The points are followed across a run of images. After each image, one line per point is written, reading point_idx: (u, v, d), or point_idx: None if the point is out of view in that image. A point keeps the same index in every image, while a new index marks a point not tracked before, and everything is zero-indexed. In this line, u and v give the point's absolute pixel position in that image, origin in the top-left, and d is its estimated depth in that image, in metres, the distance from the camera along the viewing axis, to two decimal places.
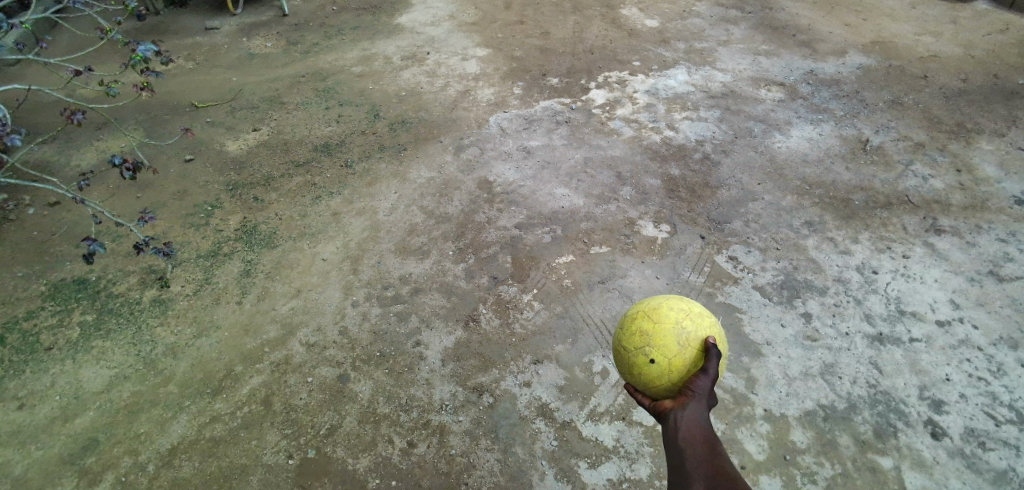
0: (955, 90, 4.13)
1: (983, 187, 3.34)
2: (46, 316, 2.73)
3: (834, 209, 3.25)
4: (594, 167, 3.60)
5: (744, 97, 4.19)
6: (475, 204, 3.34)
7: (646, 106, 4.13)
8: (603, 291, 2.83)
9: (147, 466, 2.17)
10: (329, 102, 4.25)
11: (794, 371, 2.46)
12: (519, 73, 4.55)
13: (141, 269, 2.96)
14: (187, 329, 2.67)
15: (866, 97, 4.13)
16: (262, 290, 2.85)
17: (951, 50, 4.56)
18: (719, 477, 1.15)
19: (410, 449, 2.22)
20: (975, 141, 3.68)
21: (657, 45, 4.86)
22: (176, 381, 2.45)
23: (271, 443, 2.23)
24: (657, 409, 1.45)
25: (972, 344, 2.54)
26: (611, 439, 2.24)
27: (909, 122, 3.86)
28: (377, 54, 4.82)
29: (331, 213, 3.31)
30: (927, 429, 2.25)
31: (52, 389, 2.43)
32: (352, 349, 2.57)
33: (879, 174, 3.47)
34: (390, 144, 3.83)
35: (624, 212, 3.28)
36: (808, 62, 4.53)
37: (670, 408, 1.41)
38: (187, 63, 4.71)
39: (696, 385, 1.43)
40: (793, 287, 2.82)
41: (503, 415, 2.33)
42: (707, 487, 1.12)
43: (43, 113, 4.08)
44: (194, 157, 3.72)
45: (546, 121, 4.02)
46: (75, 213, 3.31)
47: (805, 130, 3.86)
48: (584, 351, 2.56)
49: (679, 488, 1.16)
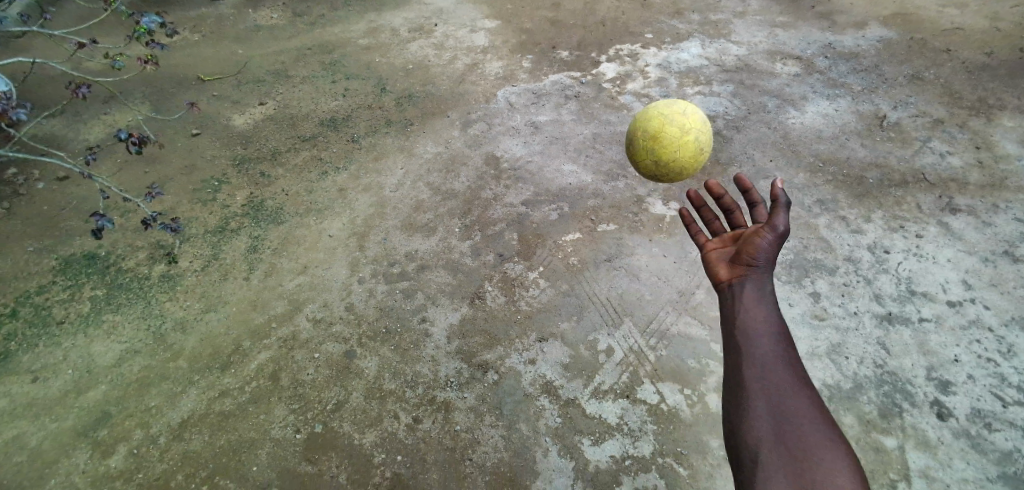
0: (979, 64, 3.98)
1: (1003, 165, 3.25)
2: (58, 291, 2.76)
3: (848, 188, 3.18)
4: (603, 143, 3.54)
5: (759, 71, 4.08)
6: (482, 180, 3.31)
7: (658, 80, 4.03)
8: (609, 270, 2.81)
9: (158, 439, 2.22)
10: (335, 76, 4.19)
11: (800, 351, 2.44)
12: (528, 46, 4.45)
13: (149, 245, 2.98)
14: (195, 304, 2.70)
15: (885, 71, 4.00)
16: (269, 266, 2.87)
17: (977, 22, 4.39)
18: (782, 412, 1.26)
19: (415, 424, 2.25)
20: (997, 118, 3.56)
21: (671, 16, 4.72)
22: (186, 356, 2.49)
23: (279, 417, 2.27)
24: (716, 281, 1.60)
25: (983, 324, 2.51)
26: (614, 416, 2.26)
27: (930, 98, 3.74)
28: (384, 26, 4.73)
29: (337, 188, 3.29)
30: (933, 409, 2.24)
31: (65, 362, 2.48)
32: (358, 326, 2.59)
33: (896, 151, 3.39)
34: (397, 119, 3.79)
35: (632, 189, 3.23)
36: (827, 34, 4.39)
37: (729, 281, 1.56)
38: (192, 35, 4.65)
39: (753, 255, 1.54)
40: (802, 266, 2.78)
41: (507, 392, 2.34)
42: (771, 424, 1.25)
43: (50, 86, 4.06)
44: (200, 131, 3.70)
45: (555, 96, 3.94)
46: (83, 188, 3.32)
47: (820, 105, 3.75)
48: (589, 329, 2.55)
49: (743, 414, 1.29)
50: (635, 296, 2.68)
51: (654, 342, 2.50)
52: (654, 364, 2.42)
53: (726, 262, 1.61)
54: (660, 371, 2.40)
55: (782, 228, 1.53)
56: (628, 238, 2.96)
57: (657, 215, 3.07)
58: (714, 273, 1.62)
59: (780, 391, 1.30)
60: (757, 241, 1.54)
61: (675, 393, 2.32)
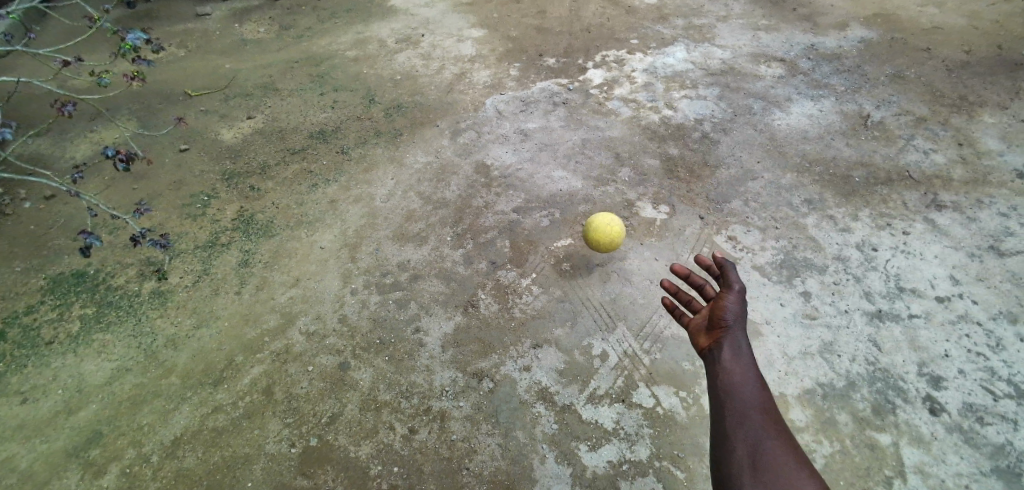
0: (958, 62, 4.05)
1: (985, 161, 3.31)
2: (47, 311, 2.74)
3: (835, 187, 3.22)
4: (592, 148, 3.56)
5: (744, 73, 4.13)
6: (473, 189, 3.32)
7: (645, 85, 4.07)
8: (602, 274, 2.82)
9: (151, 458, 2.20)
10: (324, 88, 4.19)
11: (793, 350, 2.46)
12: (516, 54, 4.48)
13: (139, 261, 2.96)
14: (186, 320, 2.68)
15: (867, 71, 4.07)
16: (260, 280, 2.85)
17: (955, 21, 4.47)
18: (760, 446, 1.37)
19: (411, 435, 2.24)
20: (978, 114, 3.62)
21: (656, 22, 4.77)
22: (178, 373, 2.47)
23: (273, 432, 2.26)
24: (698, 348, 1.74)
25: (971, 319, 2.54)
26: (610, 421, 2.26)
27: (912, 96, 3.80)
28: (371, 37, 4.75)
29: (328, 200, 3.29)
30: (926, 404, 2.26)
31: (55, 382, 2.45)
32: (352, 338, 2.58)
33: (880, 150, 3.43)
34: (386, 129, 3.79)
35: (622, 193, 3.25)
36: (810, 36, 4.45)
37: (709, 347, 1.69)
38: (179, 50, 4.65)
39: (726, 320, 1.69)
40: (792, 266, 2.80)
41: (503, 400, 2.34)
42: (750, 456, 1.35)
43: (35, 105, 4.04)
44: (188, 146, 3.69)
45: (543, 103, 3.97)
46: (71, 206, 3.29)
47: (805, 106, 3.80)
48: (583, 334, 2.56)
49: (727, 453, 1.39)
50: (628, 300, 2.69)
51: (648, 345, 2.51)
52: (649, 367, 2.43)
53: (703, 329, 1.76)
54: (655, 374, 2.40)
55: (739, 287, 1.74)
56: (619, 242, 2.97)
57: (647, 219, 3.09)
58: (695, 341, 1.77)
59: (758, 431, 1.41)
60: (725, 306, 1.72)
61: (670, 396, 2.33)
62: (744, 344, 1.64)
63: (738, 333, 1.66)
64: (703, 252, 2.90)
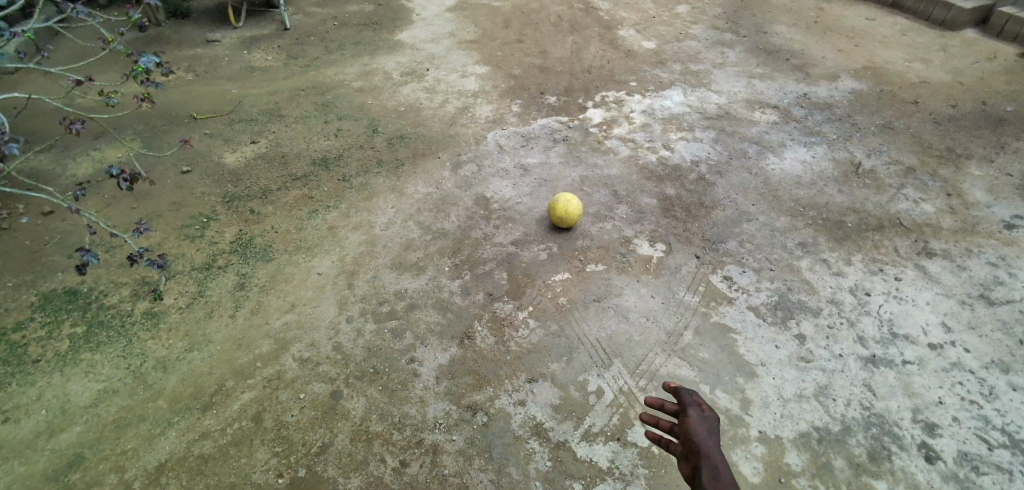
0: (945, 115, 4.20)
1: (974, 211, 3.39)
2: (36, 328, 2.69)
3: (828, 231, 3.28)
4: (591, 185, 3.62)
5: (739, 119, 4.25)
6: (472, 220, 3.35)
7: (643, 126, 4.17)
8: (599, 310, 2.83)
9: (133, 483, 2.13)
10: (328, 116, 4.27)
11: (789, 392, 2.46)
12: (517, 91, 4.60)
13: (134, 281, 2.94)
14: (178, 343, 2.64)
15: (858, 121, 4.20)
16: (256, 304, 2.83)
17: (940, 77, 4.66)
18: None
19: (402, 468, 2.19)
20: (965, 166, 3.74)
21: (654, 66, 4.92)
22: (166, 396, 2.42)
23: (261, 461, 2.21)
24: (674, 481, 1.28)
25: (964, 367, 2.56)
26: (605, 460, 2.23)
27: (901, 146, 3.92)
28: (377, 70, 4.86)
29: (328, 227, 3.30)
30: (921, 452, 2.25)
31: (39, 402, 2.39)
32: (346, 366, 2.55)
33: (872, 197, 3.52)
34: (389, 159, 3.84)
35: (619, 230, 3.29)
36: (802, 86, 4.61)
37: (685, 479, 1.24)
38: (187, 75, 4.73)
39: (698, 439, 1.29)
40: (787, 308, 2.83)
41: (496, 434, 2.31)
42: None
43: (40, 122, 4.07)
44: (190, 168, 3.72)
45: (543, 139, 4.05)
46: (68, 223, 3.29)
47: (798, 152, 3.91)
48: (579, 370, 2.55)
49: None
50: (624, 337, 2.70)
51: (644, 383, 2.50)
52: (645, 405, 2.41)
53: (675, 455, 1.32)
54: (651, 413, 2.39)
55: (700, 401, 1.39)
56: (616, 279, 2.99)
57: (644, 256, 3.13)
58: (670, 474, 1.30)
59: None
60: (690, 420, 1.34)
61: None
62: (722, 461, 1.23)
63: (715, 451, 1.26)
64: (699, 291, 2.93)
